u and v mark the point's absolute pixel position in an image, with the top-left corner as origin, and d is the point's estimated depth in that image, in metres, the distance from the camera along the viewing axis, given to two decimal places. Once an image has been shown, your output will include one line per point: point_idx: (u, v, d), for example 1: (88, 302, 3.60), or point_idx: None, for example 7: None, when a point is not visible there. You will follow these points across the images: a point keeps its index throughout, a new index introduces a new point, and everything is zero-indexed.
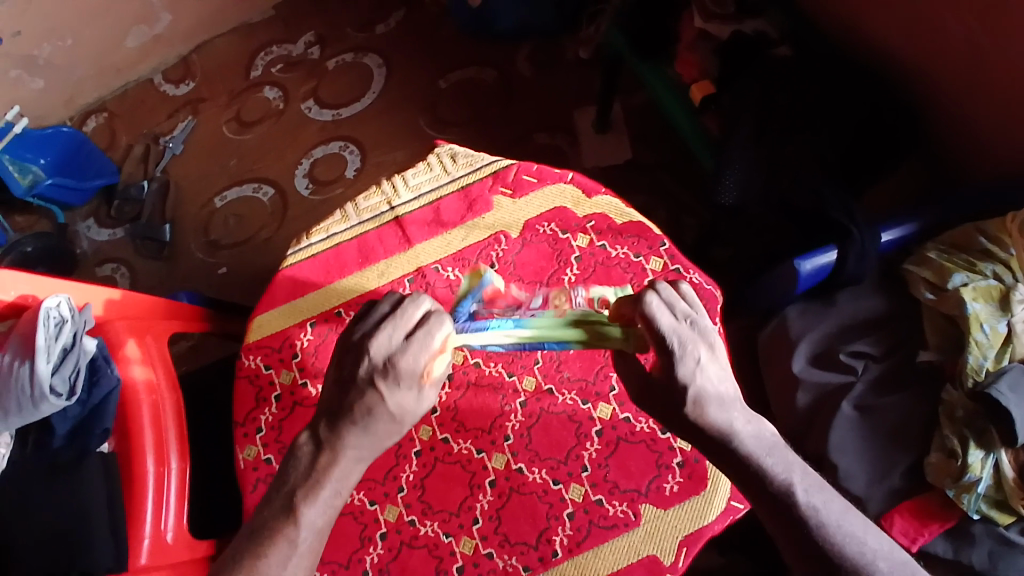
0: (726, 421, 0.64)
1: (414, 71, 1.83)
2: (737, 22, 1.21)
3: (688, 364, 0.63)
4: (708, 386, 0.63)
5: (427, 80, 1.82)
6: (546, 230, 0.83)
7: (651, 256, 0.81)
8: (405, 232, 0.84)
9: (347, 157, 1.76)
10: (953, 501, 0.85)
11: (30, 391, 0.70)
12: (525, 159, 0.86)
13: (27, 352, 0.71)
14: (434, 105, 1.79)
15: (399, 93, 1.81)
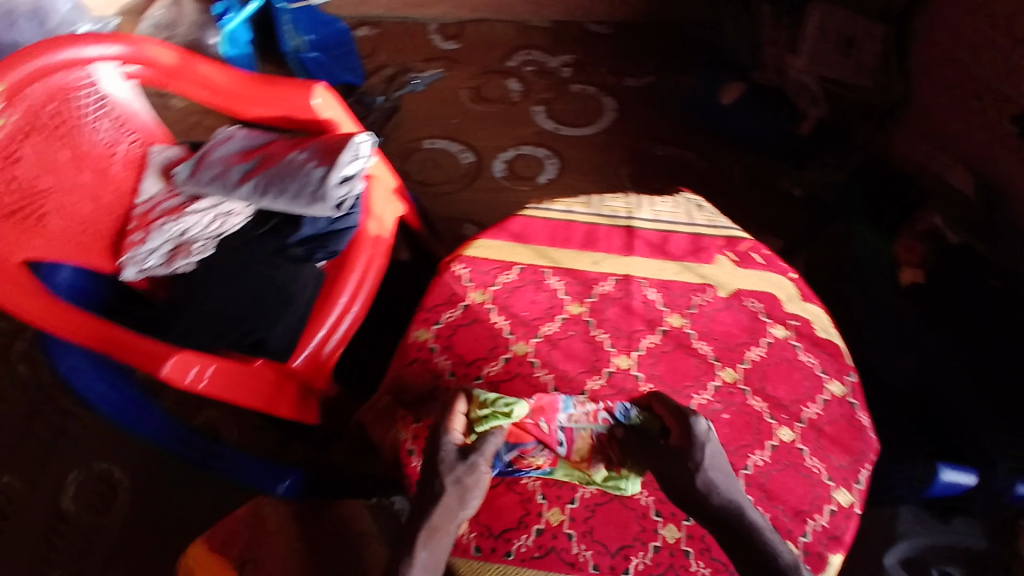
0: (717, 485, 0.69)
1: (639, 128, 1.97)
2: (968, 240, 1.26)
3: (705, 461, 0.70)
4: (713, 465, 0.70)
5: (645, 141, 1.95)
6: (751, 305, 0.90)
7: (836, 377, 0.88)
8: (630, 241, 0.93)
9: (547, 167, 1.92)
10: None
11: (316, 190, 0.80)
12: (759, 241, 0.95)
13: (330, 162, 0.81)
14: (639, 164, 1.92)
15: (617, 139, 1.96)
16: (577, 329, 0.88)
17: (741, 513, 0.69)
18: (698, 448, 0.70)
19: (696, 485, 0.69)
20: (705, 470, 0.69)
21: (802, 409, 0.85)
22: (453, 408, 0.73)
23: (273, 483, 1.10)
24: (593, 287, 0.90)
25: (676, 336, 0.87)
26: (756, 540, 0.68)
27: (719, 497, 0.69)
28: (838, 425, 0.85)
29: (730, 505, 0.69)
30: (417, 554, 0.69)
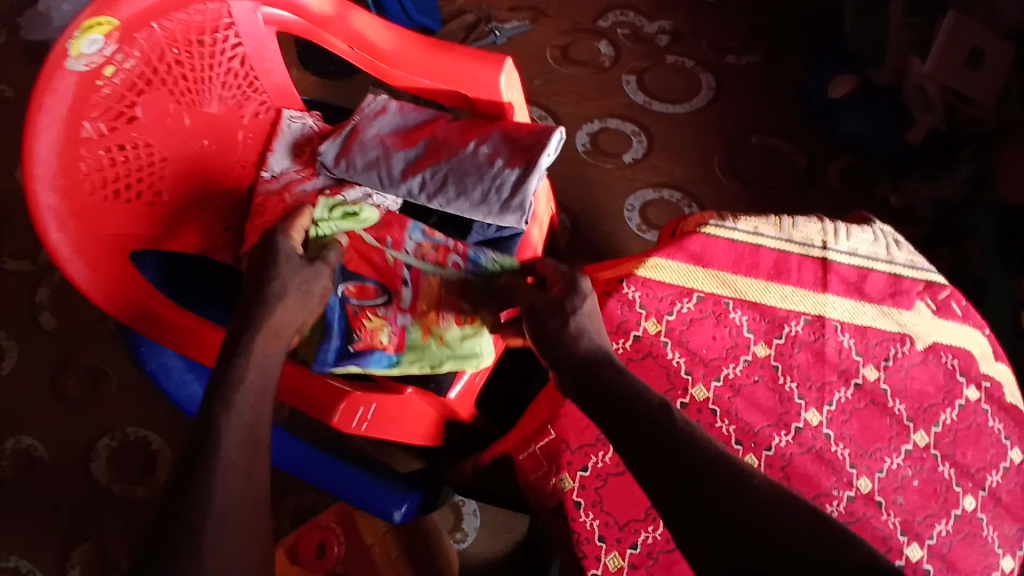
0: (595, 345, 0.65)
1: (736, 113, 1.82)
2: None
3: (570, 306, 0.66)
4: (587, 319, 0.66)
5: (741, 128, 1.81)
6: (948, 362, 0.81)
7: (1019, 444, 0.81)
8: (824, 278, 0.82)
9: (634, 144, 1.76)
10: None
11: (507, 200, 0.68)
12: (956, 289, 0.86)
13: (524, 164, 0.68)
14: (734, 152, 1.77)
15: (712, 122, 1.81)
16: (763, 374, 0.78)
17: (615, 369, 0.63)
18: (575, 302, 0.66)
19: (565, 330, 0.65)
20: (579, 320, 0.65)
21: (985, 478, 0.78)
22: (296, 217, 0.68)
23: (385, 504, 0.84)
24: (781, 327, 0.80)
25: (870, 391, 0.78)
26: (649, 415, 0.59)
27: (594, 353, 0.64)
28: (1016, 494, 0.79)
29: (607, 362, 0.63)
30: (247, 369, 0.59)
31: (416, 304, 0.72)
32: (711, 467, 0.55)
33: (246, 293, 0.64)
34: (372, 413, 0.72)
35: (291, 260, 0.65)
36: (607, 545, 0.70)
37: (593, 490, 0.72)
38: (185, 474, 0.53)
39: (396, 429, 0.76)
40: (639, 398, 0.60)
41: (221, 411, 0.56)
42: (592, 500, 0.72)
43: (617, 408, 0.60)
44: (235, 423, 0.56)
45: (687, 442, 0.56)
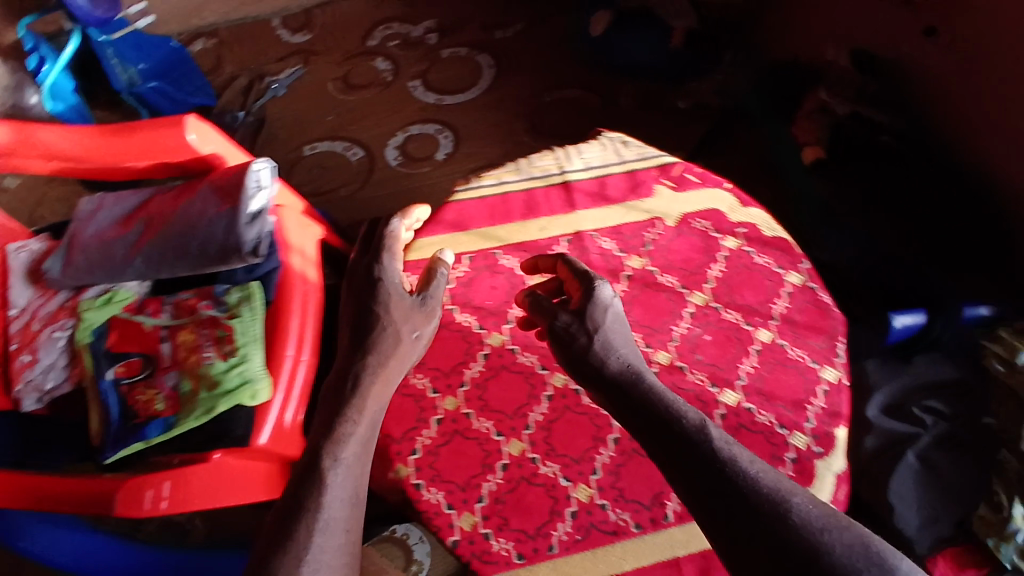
0: (623, 362, 0.74)
1: (523, 79, 1.92)
2: (857, 105, 1.32)
3: (593, 322, 0.76)
4: (612, 335, 0.76)
5: (532, 90, 1.90)
6: (700, 226, 0.89)
7: (791, 269, 0.87)
8: (570, 197, 0.90)
9: (441, 141, 1.82)
10: (991, 549, 0.96)
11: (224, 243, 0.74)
12: (689, 160, 0.94)
13: (228, 206, 0.75)
14: (532, 114, 1.87)
15: (503, 95, 1.89)
16: None
17: (671, 402, 0.70)
18: (596, 320, 0.76)
19: (591, 348, 0.74)
20: (605, 334, 0.75)
21: (772, 308, 0.85)
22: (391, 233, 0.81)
23: None
24: (548, 255, 0.87)
25: (641, 277, 0.86)
26: (697, 434, 0.66)
27: (625, 368, 0.73)
28: (808, 312, 0.85)
29: (637, 377, 0.73)
30: (358, 426, 0.71)
31: (178, 356, 0.79)
32: (762, 498, 0.60)
33: (359, 328, 0.77)
34: (167, 491, 0.72)
35: (400, 315, 0.76)
36: (457, 510, 0.74)
37: (429, 467, 0.76)
38: (288, 523, 0.63)
39: (213, 501, 0.75)
40: (673, 406, 0.69)
41: (327, 464, 0.67)
42: (430, 476, 0.75)
43: (650, 420, 0.68)
44: (335, 484, 0.66)
45: (740, 478, 0.62)
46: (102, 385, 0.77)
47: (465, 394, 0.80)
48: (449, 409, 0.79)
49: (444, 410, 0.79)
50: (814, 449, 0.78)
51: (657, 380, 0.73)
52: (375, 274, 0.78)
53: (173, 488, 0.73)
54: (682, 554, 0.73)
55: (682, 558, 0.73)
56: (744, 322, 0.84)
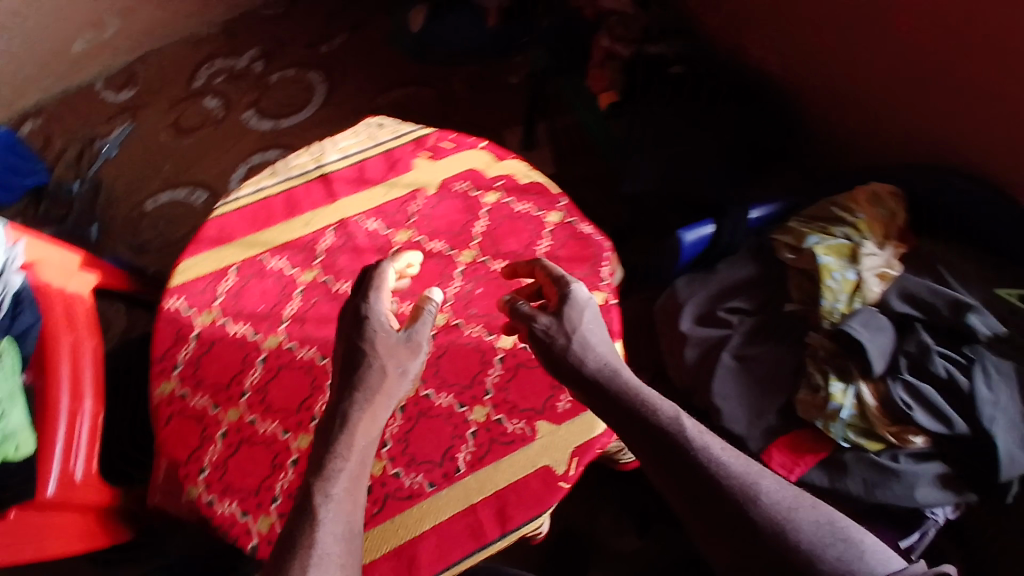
0: (604, 358, 0.73)
1: (356, 87, 1.92)
2: (641, 44, 1.37)
3: (564, 322, 0.74)
4: (589, 334, 0.74)
5: (366, 96, 1.90)
6: (460, 187, 0.92)
7: (549, 209, 0.91)
8: (330, 188, 0.91)
9: None
10: (824, 431, 0.93)
11: None
12: (444, 129, 0.97)
13: None
14: (371, 119, 1.86)
15: (337, 108, 1.89)
16: (318, 292, 0.86)
17: (646, 401, 0.69)
18: (572, 322, 0.75)
19: (569, 349, 0.73)
20: (580, 332, 0.74)
21: (536, 248, 0.89)
22: (377, 272, 0.76)
23: None
24: (315, 247, 0.88)
25: (409, 249, 0.88)
26: (669, 426, 0.66)
27: (602, 367, 0.72)
28: (569, 245, 0.89)
29: (616, 371, 0.72)
30: (347, 460, 0.65)
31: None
32: (732, 484, 0.62)
33: (342, 371, 0.71)
34: None
35: (389, 351, 0.71)
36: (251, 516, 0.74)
37: (218, 481, 0.76)
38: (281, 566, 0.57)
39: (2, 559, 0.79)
40: (648, 403, 0.69)
41: (319, 501, 0.61)
42: (221, 489, 0.75)
43: (640, 417, 0.68)
44: (328, 522, 0.60)
45: (707, 466, 0.63)
46: None
47: (248, 402, 0.80)
48: (232, 420, 0.79)
49: (227, 423, 0.79)
50: None
51: (635, 376, 0.72)
52: (362, 312, 0.73)
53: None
54: (477, 499, 0.76)
55: (477, 503, 0.76)
56: None
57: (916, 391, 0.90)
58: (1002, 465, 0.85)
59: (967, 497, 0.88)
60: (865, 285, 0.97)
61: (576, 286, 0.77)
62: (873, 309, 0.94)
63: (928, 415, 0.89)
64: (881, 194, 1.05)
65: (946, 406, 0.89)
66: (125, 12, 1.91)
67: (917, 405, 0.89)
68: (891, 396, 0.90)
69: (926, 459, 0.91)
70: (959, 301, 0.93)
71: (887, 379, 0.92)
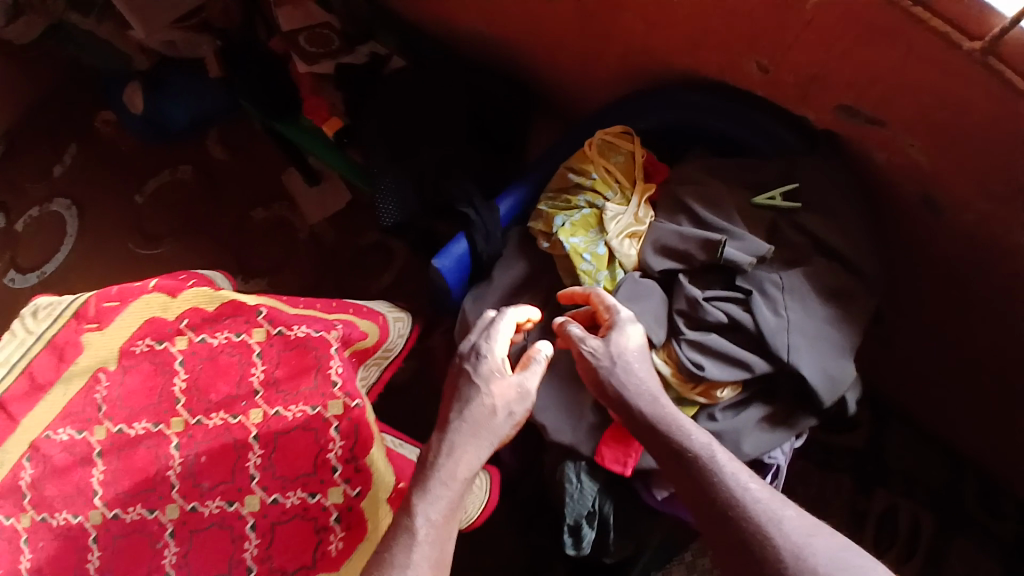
0: (641, 379, 0.80)
1: (105, 197, 1.61)
2: (341, 55, 1.23)
3: (612, 347, 0.81)
4: (631, 357, 0.81)
5: (123, 199, 1.60)
6: (143, 347, 0.80)
7: (249, 327, 0.80)
8: (5, 411, 0.75)
9: None
10: None
11: None
12: (104, 287, 0.84)
13: None
14: (138, 221, 1.57)
15: (100, 228, 1.58)
16: (42, 534, 0.72)
17: (682, 426, 0.76)
18: (622, 345, 0.82)
19: (614, 370, 0.80)
20: (626, 358, 0.81)
21: (251, 381, 0.78)
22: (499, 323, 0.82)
23: None
24: (20, 483, 0.73)
25: (112, 444, 0.77)
26: (703, 452, 0.73)
27: (644, 388, 0.79)
28: (285, 361, 0.79)
29: (656, 396, 0.79)
30: (439, 492, 0.70)
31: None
32: (756, 514, 0.67)
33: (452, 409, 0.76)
34: None
35: (499, 392, 0.76)
36: None
37: None
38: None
39: None
40: (681, 430, 0.76)
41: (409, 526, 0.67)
42: None
43: (678, 443, 0.75)
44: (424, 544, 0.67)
45: (735, 496, 0.69)
46: None
47: None
48: None
49: None
50: (352, 494, 0.75)
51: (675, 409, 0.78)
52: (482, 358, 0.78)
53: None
54: None
55: None
56: (232, 416, 0.77)
57: (704, 346, 0.85)
58: (818, 388, 0.82)
59: (803, 426, 0.86)
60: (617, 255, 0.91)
61: (631, 317, 0.85)
62: (635, 276, 0.90)
63: (726, 366, 0.84)
64: (607, 142, 0.98)
65: (740, 350, 0.84)
66: None
67: (709, 359, 0.85)
68: (682, 360, 0.85)
69: (744, 405, 0.88)
70: (708, 241, 0.86)
71: (674, 342, 0.88)
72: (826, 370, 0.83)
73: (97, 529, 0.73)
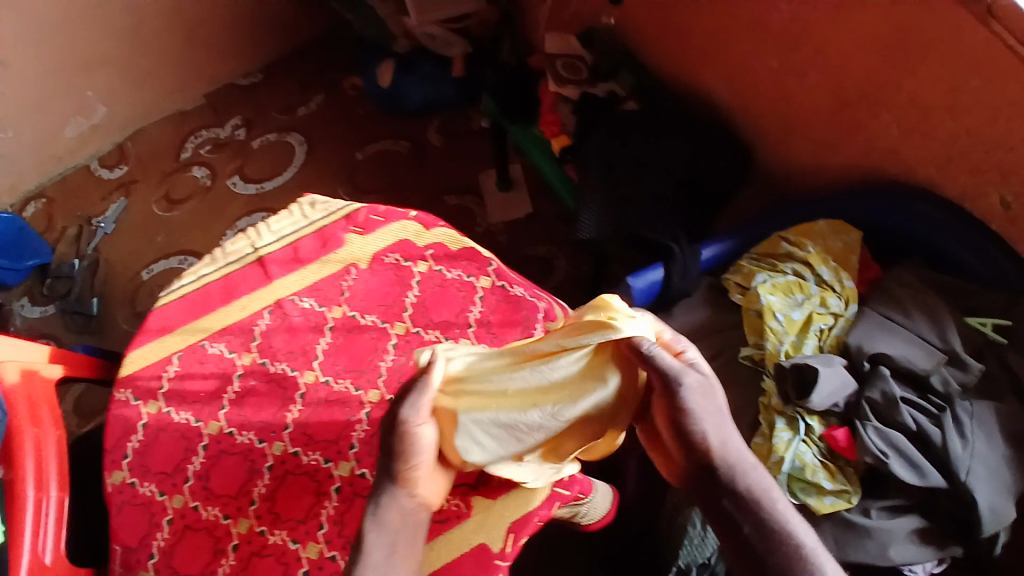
0: (730, 442, 0.71)
1: (330, 146, 1.95)
2: (590, 84, 1.38)
3: (710, 405, 0.70)
4: (724, 419, 0.71)
5: (346, 151, 1.93)
6: (391, 260, 0.94)
7: (481, 274, 0.92)
8: (266, 269, 0.95)
9: None
10: (790, 486, 0.87)
11: None
12: (374, 202, 0.99)
13: None
14: (348, 173, 1.89)
15: (317, 167, 1.92)
16: (256, 375, 0.88)
17: (772, 507, 0.68)
18: (715, 401, 0.71)
19: (710, 429, 0.70)
20: (715, 412, 0.70)
21: (468, 316, 0.89)
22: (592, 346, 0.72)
23: None
24: (253, 329, 0.91)
25: (343, 324, 0.90)
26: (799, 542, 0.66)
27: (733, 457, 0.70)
28: (500, 310, 0.89)
29: (747, 469, 0.70)
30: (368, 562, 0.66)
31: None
32: None
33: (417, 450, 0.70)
34: None
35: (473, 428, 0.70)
36: None
37: (167, 566, 0.80)
38: None
39: None
40: (778, 512, 0.68)
41: None
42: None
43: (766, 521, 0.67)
44: None
45: None
46: None
47: (192, 489, 0.83)
48: (177, 507, 0.82)
49: (173, 509, 0.82)
50: None
51: (763, 482, 0.70)
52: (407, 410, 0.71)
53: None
54: None
55: None
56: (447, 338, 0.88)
57: (888, 440, 0.84)
58: (983, 519, 0.80)
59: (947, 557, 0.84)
60: (810, 325, 0.95)
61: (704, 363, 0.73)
62: (833, 357, 0.91)
63: (904, 465, 0.83)
64: (830, 228, 1.03)
65: (917, 454, 0.83)
66: (111, 94, 1.97)
67: (892, 452, 0.83)
68: (866, 443, 0.84)
69: (901, 513, 0.85)
70: (933, 352, 0.89)
71: (857, 423, 0.86)
72: (997, 504, 0.81)
73: (305, 386, 0.86)
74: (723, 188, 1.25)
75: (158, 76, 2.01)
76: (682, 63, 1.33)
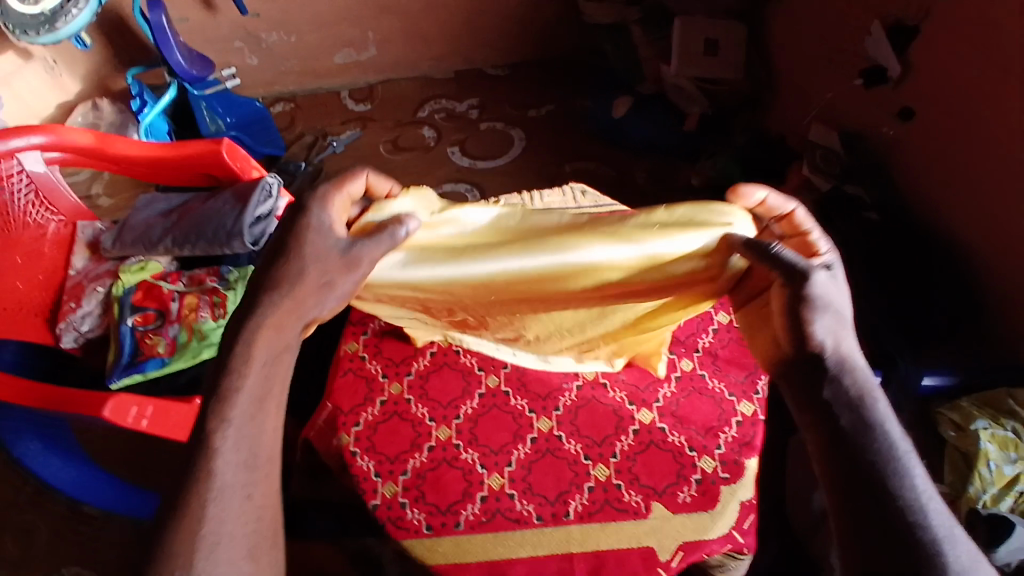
0: (840, 335, 0.61)
1: (544, 150, 2.10)
2: (842, 181, 1.41)
3: (825, 295, 0.60)
4: (842, 314, 0.61)
5: (554, 163, 2.06)
6: None
7: (721, 309, 1.00)
8: None
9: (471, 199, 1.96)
10: None
11: (231, 228, 1.01)
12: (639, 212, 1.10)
13: (241, 203, 1.02)
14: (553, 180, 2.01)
15: (527, 163, 2.06)
16: None
17: (870, 408, 0.59)
18: (832, 291, 0.61)
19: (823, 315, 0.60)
20: (827, 300, 0.60)
21: (697, 341, 0.97)
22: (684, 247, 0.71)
23: None
24: None
25: None
26: (894, 452, 0.56)
27: (836, 349, 0.61)
28: (730, 348, 0.96)
29: (847, 366, 0.61)
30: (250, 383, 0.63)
31: (181, 314, 1.03)
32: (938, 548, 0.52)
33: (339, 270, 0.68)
34: (149, 411, 0.87)
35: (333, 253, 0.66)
36: (382, 478, 0.84)
37: (366, 438, 0.87)
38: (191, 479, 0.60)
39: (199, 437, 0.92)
40: (877, 416, 0.58)
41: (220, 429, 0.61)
42: (366, 446, 0.87)
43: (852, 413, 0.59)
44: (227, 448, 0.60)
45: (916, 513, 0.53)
46: (124, 329, 1.01)
47: (410, 383, 0.92)
48: (393, 393, 0.91)
49: (389, 393, 0.91)
50: (720, 474, 0.84)
51: (865, 384, 0.60)
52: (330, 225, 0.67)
53: (153, 411, 0.88)
54: (577, 550, 0.80)
55: (575, 553, 0.80)
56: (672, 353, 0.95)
57: None
58: None
59: None
60: (1017, 484, 0.97)
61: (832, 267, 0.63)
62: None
63: None
64: None
65: None
66: (383, 40, 2.23)
67: None
68: None
69: None
70: None
71: None
72: None
73: None
74: (951, 327, 1.22)
75: (426, 40, 2.26)
76: (935, 198, 1.29)
